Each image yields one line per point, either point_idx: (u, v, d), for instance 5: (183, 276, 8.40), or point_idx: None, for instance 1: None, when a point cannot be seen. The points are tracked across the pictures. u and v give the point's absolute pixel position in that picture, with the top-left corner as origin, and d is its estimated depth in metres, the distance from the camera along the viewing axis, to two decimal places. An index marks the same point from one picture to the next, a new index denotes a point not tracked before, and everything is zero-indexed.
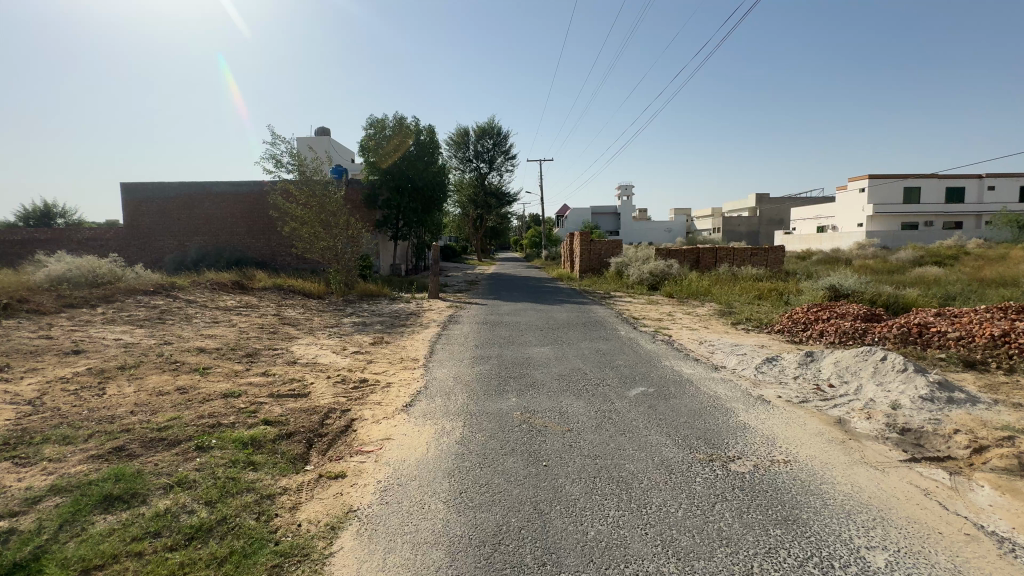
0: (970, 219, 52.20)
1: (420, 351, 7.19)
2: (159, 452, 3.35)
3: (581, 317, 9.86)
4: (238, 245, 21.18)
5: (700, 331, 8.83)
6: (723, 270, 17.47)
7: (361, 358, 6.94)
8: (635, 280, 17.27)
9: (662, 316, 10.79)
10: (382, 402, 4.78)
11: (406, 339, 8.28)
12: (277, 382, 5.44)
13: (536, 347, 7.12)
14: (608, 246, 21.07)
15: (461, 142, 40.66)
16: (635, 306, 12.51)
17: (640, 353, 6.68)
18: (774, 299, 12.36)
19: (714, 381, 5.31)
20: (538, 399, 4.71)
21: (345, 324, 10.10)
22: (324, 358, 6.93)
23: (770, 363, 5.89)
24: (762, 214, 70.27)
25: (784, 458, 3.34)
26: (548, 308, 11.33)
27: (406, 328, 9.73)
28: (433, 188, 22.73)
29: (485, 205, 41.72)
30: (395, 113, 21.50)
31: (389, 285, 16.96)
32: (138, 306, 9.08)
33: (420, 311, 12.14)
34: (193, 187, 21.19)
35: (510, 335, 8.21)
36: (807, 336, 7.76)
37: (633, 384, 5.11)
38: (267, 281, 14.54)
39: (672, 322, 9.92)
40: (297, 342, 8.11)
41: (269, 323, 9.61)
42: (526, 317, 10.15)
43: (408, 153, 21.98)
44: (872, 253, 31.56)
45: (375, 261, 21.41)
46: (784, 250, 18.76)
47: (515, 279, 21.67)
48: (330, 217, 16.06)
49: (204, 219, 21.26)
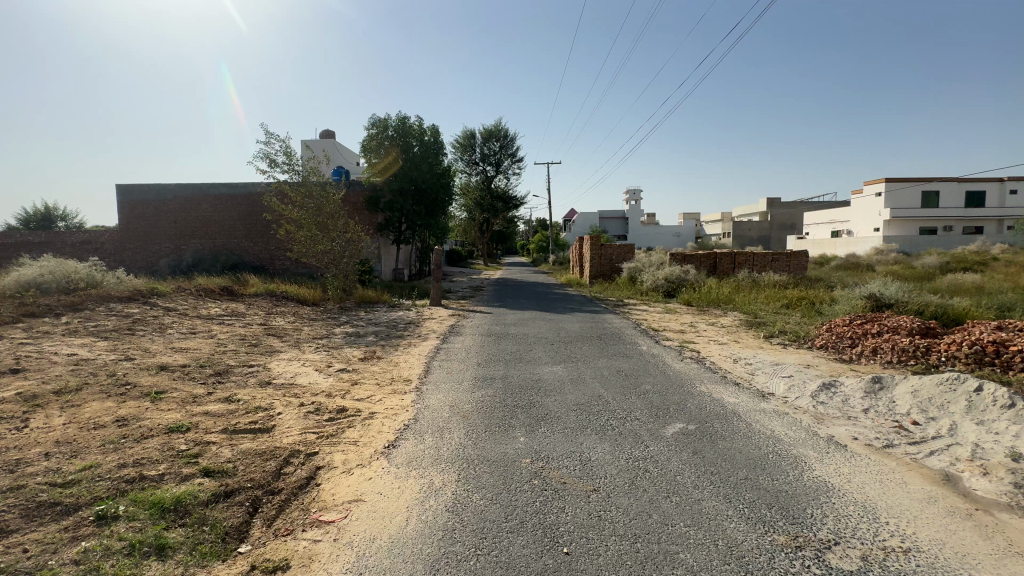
0: (992, 223, 50.63)
1: (414, 369, 6.31)
2: (41, 530, 2.47)
3: (596, 329, 8.94)
4: (235, 248, 20.49)
5: (731, 345, 7.86)
6: (744, 276, 16.45)
7: (347, 377, 6.05)
8: (650, 287, 16.34)
9: (684, 328, 9.83)
10: (359, 441, 3.87)
11: (400, 354, 7.39)
12: (239, 412, 4.56)
13: (547, 366, 6.19)
14: (619, 251, 20.11)
15: (467, 145, 39.96)
16: (652, 316, 11.54)
17: (668, 374, 5.75)
18: (805, 308, 11.35)
19: (766, 413, 4.35)
20: (552, 440, 3.78)
21: (336, 335, 9.24)
22: (304, 378, 6.05)
23: (827, 390, 4.92)
24: (774, 219, 68.90)
25: (901, 547, 2.39)
26: (559, 318, 10.43)
27: (403, 340, 8.84)
28: (437, 190, 21.90)
29: (492, 209, 40.85)
30: (398, 112, 20.78)
31: (390, 291, 16.12)
32: (107, 316, 8.27)
33: (419, 320, 11.26)
34: (190, 189, 20.54)
35: (517, 349, 7.31)
36: (858, 354, 6.76)
37: (667, 419, 4.17)
38: (260, 287, 13.75)
39: (697, 335, 8.95)
40: (278, 357, 7.25)
41: (253, 334, 8.77)
42: (535, 328, 9.24)
43: (412, 153, 21.22)
44: (894, 259, 30.29)
45: (376, 266, 20.61)
46: (807, 255, 17.71)
47: (522, 285, 20.75)
48: (328, 219, 15.28)
49: (201, 222, 20.59)
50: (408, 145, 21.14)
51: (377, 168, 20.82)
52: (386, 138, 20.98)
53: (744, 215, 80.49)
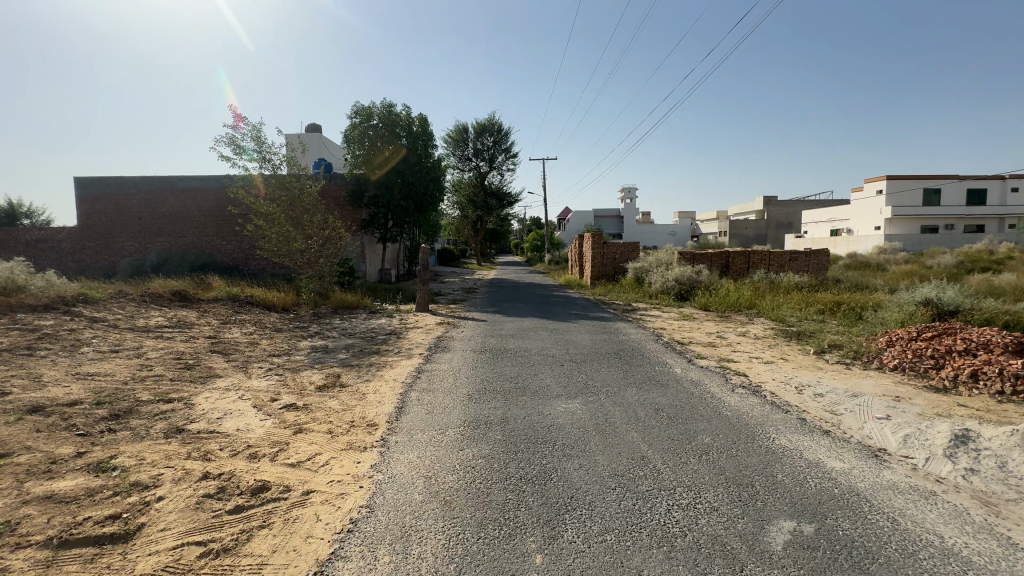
0: (993, 221, 49.83)
1: (384, 407, 4.74)
2: None
3: (613, 345, 7.46)
4: (207, 247, 18.80)
5: (781, 366, 6.38)
6: (760, 278, 15.08)
7: (292, 419, 4.49)
8: (660, 289, 14.89)
9: (714, 340, 8.32)
10: (269, 566, 2.32)
11: (369, 381, 5.81)
12: (102, 494, 2.98)
13: (561, 402, 4.67)
14: (623, 249, 18.65)
15: (459, 140, 38.31)
16: (671, 324, 10.04)
17: (724, 415, 4.26)
18: (844, 316, 9.92)
19: (907, 497, 2.85)
20: (592, 565, 2.25)
21: (297, 352, 7.63)
22: (232, 422, 4.45)
23: (968, 449, 3.45)
24: (772, 218, 67.94)
25: None
26: (565, 328, 8.99)
27: (378, 358, 7.25)
28: (426, 184, 20.32)
29: (485, 206, 39.22)
30: (383, 99, 19.12)
31: (373, 295, 14.53)
32: (7, 331, 6.62)
33: (400, 330, 9.66)
34: (157, 182, 18.80)
35: (520, 372, 5.83)
36: (953, 382, 5.31)
37: (763, 511, 2.66)
38: (222, 291, 12.10)
39: (732, 350, 7.46)
40: (213, 385, 5.66)
41: (194, 351, 7.15)
42: (538, 342, 7.78)
43: (399, 145, 19.63)
44: (903, 258, 29.10)
45: (360, 266, 18.98)
46: (828, 254, 16.30)
47: (518, 287, 19.19)
48: (302, 215, 13.66)
49: (168, 218, 18.86)
50: (395, 136, 19.55)
51: (360, 160, 19.14)
52: (370, 128, 19.30)
53: (740, 214, 79.54)
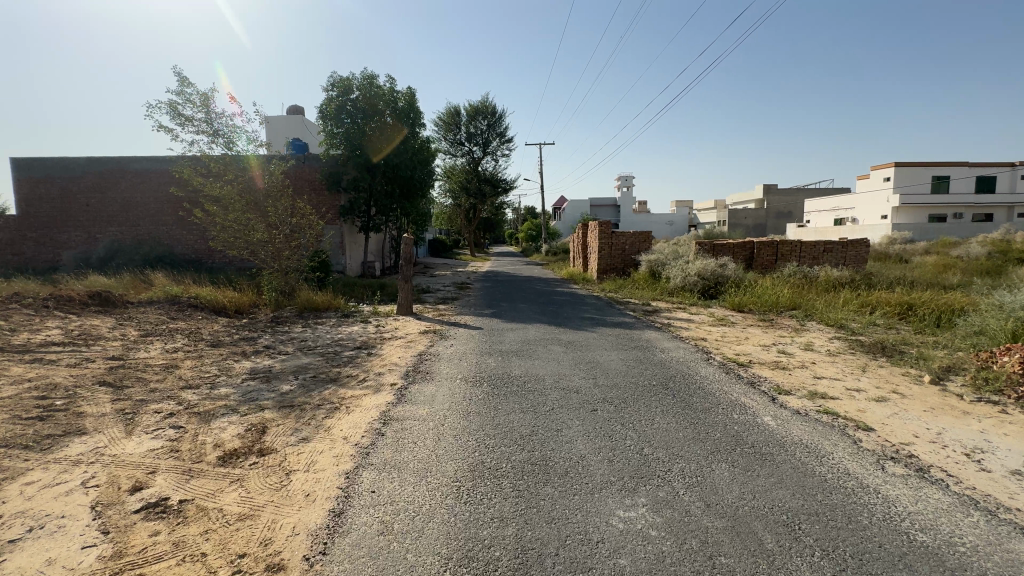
0: (1002, 210, 48.29)
1: (309, 515, 2.75)
2: None
3: (655, 370, 5.55)
4: (165, 237, 16.65)
5: (906, 408, 4.45)
6: (792, 273, 13.22)
7: (139, 550, 2.49)
8: (679, 286, 12.97)
9: (780, 358, 6.39)
10: None
11: (306, 443, 3.81)
12: None
13: (614, 506, 2.71)
14: (634, 240, 16.68)
15: (451, 123, 36.04)
16: (710, 334, 8.13)
17: (925, 550, 2.30)
18: (922, 325, 8.05)
19: None
20: None
21: (225, 382, 5.60)
22: (22, 555, 2.45)
23: None
24: (773, 207, 66.25)
25: None
26: (585, 341, 7.03)
27: (332, 392, 5.23)
28: (413, 167, 18.20)
29: (479, 193, 36.95)
30: (364, 70, 16.83)
31: (350, 294, 12.47)
32: None
33: (373, 342, 7.65)
34: (105, 162, 16.52)
35: (535, 425, 3.91)
36: None
37: None
38: (162, 290, 9.99)
39: (814, 376, 5.52)
40: (62, 452, 3.64)
41: (74, 384, 5.10)
42: (554, 364, 5.79)
43: (382, 123, 17.48)
44: (924, 249, 27.23)
45: (339, 259, 16.87)
46: (867, 245, 14.41)
47: (517, 282, 17.23)
48: (261, 200, 11.51)
49: (120, 204, 16.61)
50: (377, 114, 17.34)
51: (339, 139, 16.92)
52: (349, 104, 17.07)
53: (740, 202, 77.87)
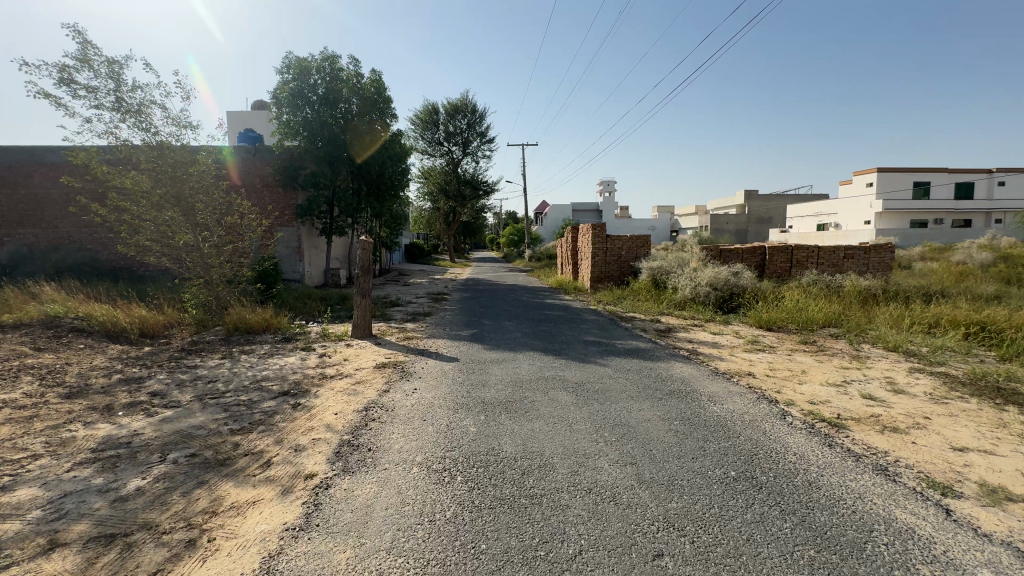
0: (980, 216, 48.64)
1: None
2: None
3: (720, 441, 3.62)
4: (87, 241, 14.14)
5: None
6: (814, 282, 11.64)
7: None
8: (689, 298, 11.23)
9: (874, 410, 4.57)
10: None
11: None
12: None
13: None
14: (631, 245, 14.91)
15: (428, 121, 34.02)
16: (754, 366, 6.27)
17: None
18: (1016, 352, 6.39)
19: None
20: None
21: (34, 473, 3.44)
22: None
23: None
24: (754, 212, 66.07)
25: None
26: (599, 384, 5.07)
27: (204, 496, 3.15)
28: (382, 162, 16.27)
29: (459, 195, 34.98)
30: (324, 49, 14.71)
31: (301, 311, 10.30)
32: None
33: (309, 385, 5.55)
34: (13, 152, 13.92)
35: None
36: None
37: None
38: (42, 308, 7.66)
39: (955, 447, 3.69)
40: None
41: None
42: (563, 431, 3.82)
43: (346, 112, 15.38)
44: (920, 254, 26.31)
45: (296, 266, 14.65)
46: (891, 250, 12.93)
47: (500, 292, 15.23)
48: (185, 193, 9.18)
49: (33, 202, 14.04)
50: (341, 100, 15.24)
51: (295, 129, 14.73)
52: (308, 89, 14.91)
53: (721, 207, 77.68)
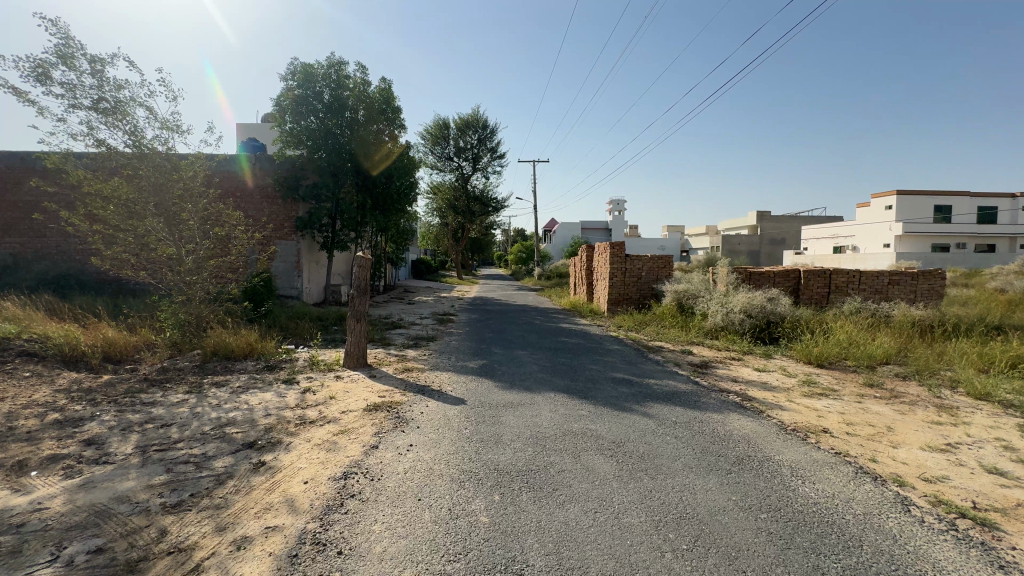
0: (1004, 241, 47.10)
1: None
2: None
3: (839, 557, 2.52)
4: (75, 251, 13.38)
5: None
6: (859, 311, 10.51)
7: None
8: (721, 326, 10.13)
9: (1018, 495, 3.43)
10: None
11: None
12: None
13: None
14: (652, 266, 13.86)
15: (438, 136, 33.58)
16: (825, 417, 5.15)
17: None
18: None
19: None
20: None
21: None
22: None
23: None
24: (768, 233, 64.85)
25: None
26: (643, 446, 3.97)
27: None
28: (388, 175, 15.47)
29: (468, 211, 34.31)
30: (330, 55, 14.06)
31: (291, 333, 9.32)
32: None
33: (280, 434, 4.49)
34: (3, 158, 13.27)
35: None
36: None
37: None
38: None
39: None
40: None
41: None
42: (610, 530, 2.73)
43: (352, 120, 14.64)
44: (951, 281, 24.93)
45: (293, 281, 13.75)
46: (941, 276, 11.76)
47: (509, 313, 14.20)
48: (168, 200, 8.31)
49: (20, 210, 13.32)
50: (347, 108, 14.51)
51: (298, 137, 13.99)
52: (313, 96, 14.22)
53: (733, 228, 76.54)
